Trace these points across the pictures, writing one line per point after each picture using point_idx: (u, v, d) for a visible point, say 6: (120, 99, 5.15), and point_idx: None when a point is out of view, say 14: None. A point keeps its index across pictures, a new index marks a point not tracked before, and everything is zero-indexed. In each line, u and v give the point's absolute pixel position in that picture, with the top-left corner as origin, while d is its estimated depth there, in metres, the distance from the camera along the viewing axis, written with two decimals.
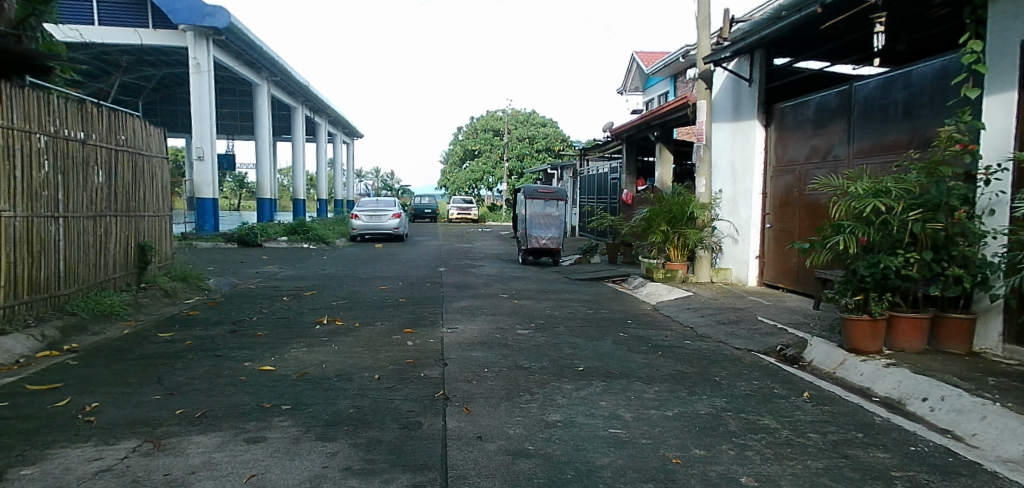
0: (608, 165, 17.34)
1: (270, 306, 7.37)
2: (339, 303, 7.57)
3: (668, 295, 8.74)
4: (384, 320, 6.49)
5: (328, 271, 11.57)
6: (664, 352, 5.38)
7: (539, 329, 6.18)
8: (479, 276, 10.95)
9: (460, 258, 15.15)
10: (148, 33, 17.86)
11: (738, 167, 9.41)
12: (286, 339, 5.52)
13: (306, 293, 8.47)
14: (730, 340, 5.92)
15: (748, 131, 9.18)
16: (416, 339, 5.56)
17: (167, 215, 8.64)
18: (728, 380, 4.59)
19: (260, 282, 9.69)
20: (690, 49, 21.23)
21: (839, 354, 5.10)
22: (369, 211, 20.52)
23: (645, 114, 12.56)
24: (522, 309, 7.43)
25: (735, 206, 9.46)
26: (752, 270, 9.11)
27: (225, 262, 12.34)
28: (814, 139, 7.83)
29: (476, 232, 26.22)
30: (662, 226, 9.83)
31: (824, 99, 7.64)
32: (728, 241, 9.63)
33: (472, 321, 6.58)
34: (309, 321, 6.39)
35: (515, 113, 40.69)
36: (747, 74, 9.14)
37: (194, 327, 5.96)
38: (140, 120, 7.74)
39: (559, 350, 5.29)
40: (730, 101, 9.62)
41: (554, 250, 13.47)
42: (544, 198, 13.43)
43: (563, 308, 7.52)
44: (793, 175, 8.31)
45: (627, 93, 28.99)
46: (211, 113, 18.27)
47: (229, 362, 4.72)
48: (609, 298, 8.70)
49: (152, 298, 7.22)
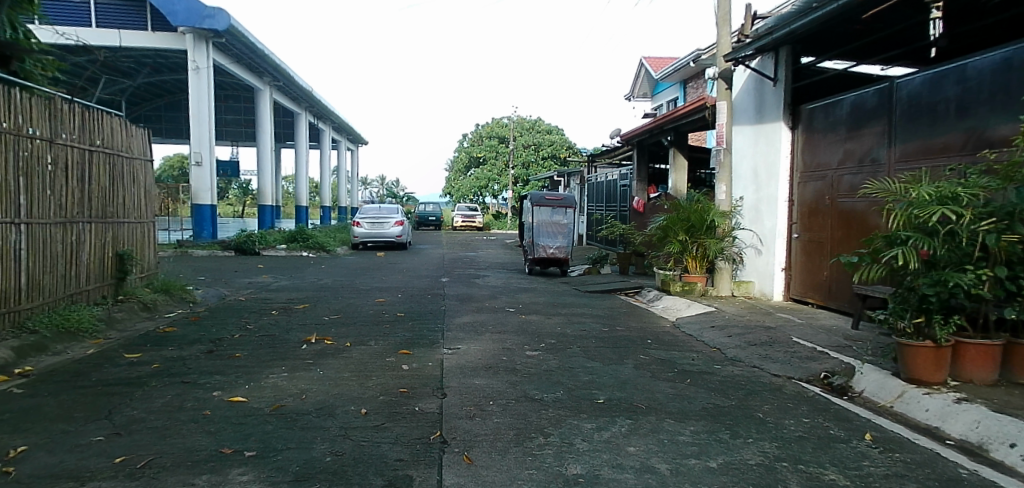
0: (618, 172, 16.71)
1: (257, 321, 6.77)
2: (332, 319, 6.97)
3: (688, 310, 8.10)
4: (378, 339, 5.86)
5: (326, 281, 10.98)
6: (694, 381, 4.73)
7: (550, 350, 5.55)
8: (485, 287, 10.32)
9: (464, 268, 14.54)
10: (141, 36, 17.41)
11: (762, 172, 8.78)
12: (266, 361, 4.90)
13: (298, 307, 7.87)
14: (765, 365, 5.28)
15: (773, 134, 8.55)
16: (412, 363, 4.93)
17: (150, 222, 8.07)
18: (773, 418, 3.95)
19: (252, 294, 9.10)
20: (701, 53, 20.67)
21: (895, 385, 4.49)
22: (371, 218, 19.92)
23: (657, 118, 11.96)
24: (530, 326, 6.79)
25: (758, 214, 8.82)
26: (777, 283, 8.45)
27: (218, 271, 11.79)
28: (848, 142, 7.21)
29: (480, 241, 25.59)
30: (679, 235, 9.18)
31: (859, 98, 7.04)
32: (751, 251, 8.97)
33: (476, 340, 5.96)
34: (296, 341, 5.76)
35: (521, 120, 40.22)
36: (771, 72, 8.52)
37: (166, 346, 5.36)
38: (120, 119, 7.20)
39: (574, 376, 4.65)
40: (752, 102, 9.00)
41: (562, 260, 12.82)
42: (551, 205, 12.86)
43: (576, 325, 6.88)
44: (823, 180, 7.68)
45: (636, 99, 28.44)
46: (210, 117, 17.77)
47: (195, 391, 4.10)
48: (624, 314, 8.06)
49: (128, 312, 6.63)
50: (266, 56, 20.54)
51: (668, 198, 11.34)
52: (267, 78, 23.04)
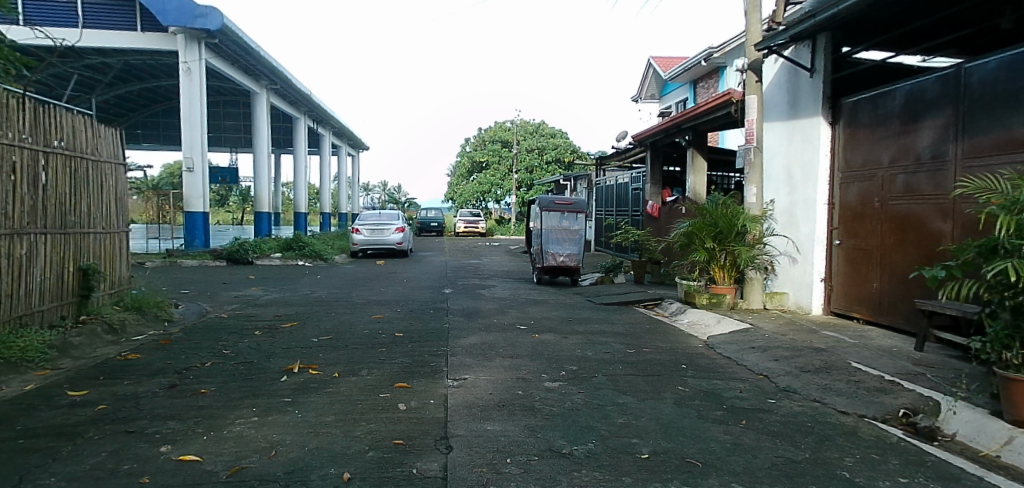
0: (629, 175, 15.93)
1: (235, 345, 5.97)
2: (322, 341, 6.16)
3: (718, 327, 7.28)
4: (372, 366, 5.07)
5: (320, 294, 10.19)
6: (751, 423, 3.91)
7: (572, 380, 4.75)
8: (492, 300, 9.50)
9: (468, 277, 13.75)
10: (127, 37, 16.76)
11: (797, 173, 7.99)
12: (236, 401, 4.11)
13: (285, 326, 7.06)
14: (829, 399, 4.47)
15: (809, 130, 7.76)
16: (410, 401, 4.13)
17: (123, 231, 7.31)
18: (865, 478, 3.11)
19: (238, 310, 8.30)
20: (714, 52, 19.90)
21: (999, 429, 3.65)
22: (370, 224, 19.15)
23: (675, 116, 11.16)
24: (545, 348, 5.98)
25: (793, 219, 8.01)
26: (816, 294, 7.63)
27: (205, 284, 11.02)
28: (903, 137, 6.43)
29: (484, 247, 24.77)
30: (706, 242, 8.36)
31: (916, 86, 6.25)
32: (784, 260, 8.15)
33: (486, 367, 5.16)
34: (274, 371, 4.95)
35: (524, 124, 39.47)
36: (808, 63, 7.75)
37: (122, 378, 4.56)
38: (84, 118, 6.44)
39: (607, 419, 3.85)
40: (784, 96, 8.22)
41: (573, 269, 12.03)
42: (561, 210, 12.08)
43: (597, 347, 6.07)
44: (871, 180, 6.90)
45: (643, 100, 27.70)
46: (203, 121, 17.04)
47: (136, 446, 3.29)
48: (648, 330, 7.26)
49: (89, 335, 5.82)
50: (262, 57, 19.72)
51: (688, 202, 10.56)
52: (265, 81, 22.27)
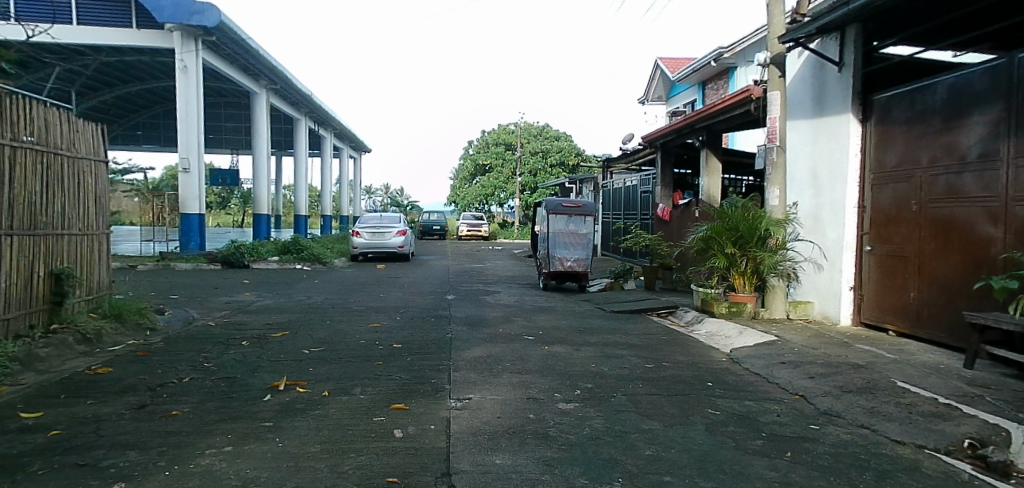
0: (638, 177, 15.45)
1: (219, 357, 5.48)
2: (314, 354, 5.67)
3: (740, 339, 6.77)
4: (366, 383, 4.59)
5: (316, 300, 9.70)
6: (798, 456, 3.40)
7: (589, 401, 4.24)
8: (497, 308, 9.00)
9: (471, 282, 13.26)
10: (112, 34, 16.31)
11: (823, 174, 7.50)
12: (210, 425, 3.61)
13: (275, 336, 6.56)
14: (881, 426, 3.95)
15: (837, 129, 7.27)
16: (406, 425, 3.64)
17: (103, 233, 6.83)
18: None
19: (228, 317, 7.81)
20: (723, 52, 19.51)
21: None
22: (371, 227, 18.68)
23: (689, 115, 10.68)
24: (556, 362, 5.48)
25: (819, 223, 7.51)
26: (845, 304, 7.13)
27: (196, 289, 10.55)
28: (946, 135, 5.94)
29: (487, 251, 24.33)
30: (725, 247, 7.85)
31: (961, 78, 5.77)
32: (809, 266, 7.65)
33: (492, 384, 4.67)
34: (257, 389, 4.45)
35: (528, 126, 39.07)
36: (835, 57, 7.28)
37: (85, 397, 4.07)
38: (59, 111, 5.98)
39: (633, 450, 3.35)
40: (809, 93, 7.76)
41: (581, 274, 11.55)
42: (568, 212, 11.56)
43: (612, 361, 5.56)
44: (907, 182, 6.41)
45: (650, 102, 27.24)
46: (199, 121, 16.60)
47: (84, 483, 2.79)
48: (665, 341, 6.75)
49: (58, 347, 5.33)
50: (261, 56, 19.25)
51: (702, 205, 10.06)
52: (264, 81, 21.84)
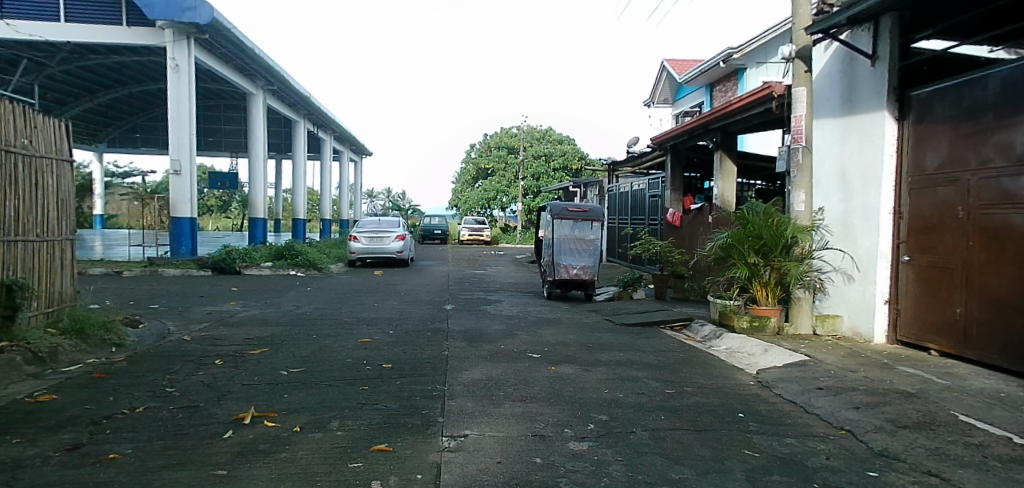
0: (646, 181, 14.84)
1: (184, 380, 4.86)
2: (293, 376, 5.05)
3: (766, 358, 6.16)
4: (347, 415, 3.98)
5: (306, 310, 9.12)
6: None
7: (603, 440, 3.61)
8: (498, 320, 8.38)
9: (472, 290, 12.65)
10: (101, 31, 15.79)
11: (854, 176, 6.88)
12: (149, 473, 2.99)
13: (253, 353, 5.94)
14: (953, 472, 3.30)
15: (870, 127, 6.66)
16: (385, 475, 3.01)
17: (66, 238, 6.23)
18: None
19: (207, 330, 7.21)
20: (733, 52, 18.91)
21: None
22: (369, 232, 18.12)
23: (702, 115, 10.09)
24: (564, 386, 4.87)
25: (849, 230, 6.91)
26: (879, 319, 6.51)
27: (180, 297, 9.98)
28: (999, 133, 5.31)
29: (488, 256, 23.69)
30: (747, 256, 7.23)
31: (1018, 69, 5.13)
32: (838, 277, 7.03)
33: (492, 416, 4.05)
34: (218, 422, 3.83)
35: (531, 130, 38.56)
36: (868, 49, 6.68)
37: (12, 434, 3.46)
38: (12, 104, 5.41)
39: None
40: (837, 89, 7.16)
41: (587, 282, 10.94)
42: (573, 217, 10.99)
43: (628, 386, 4.93)
44: (952, 185, 5.79)
45: (655, 105, 26.64)
46: (191, 122, 16.04)
47: None
48: (685, 360, 6.13)
49: (3, 368, 4.71)
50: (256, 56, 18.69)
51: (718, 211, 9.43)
52: (260, 82, 21.30)
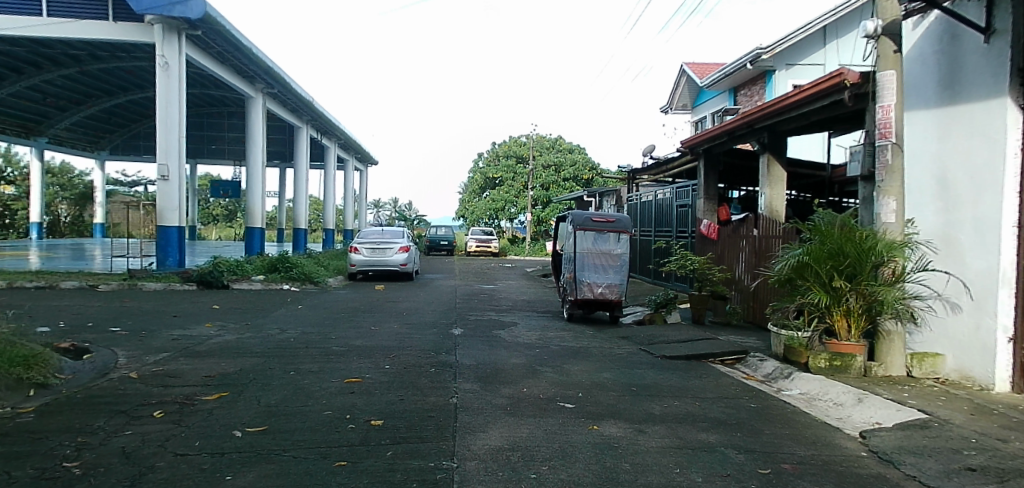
0: (672, 189, 13.51)
1: (98, 447, 3.56)
2: (247, 441, 3.72)
3: (862, 411, 4.80)
4: None
5: (293, 335, 7.83)
6: None
7: None
8: (515, 351, 7.02)
9: (482, 309, 11.32)
10: (86, 26, 14.71)
11: (960, 181, 5.53)
12: None
13: (206, 400, 4.64)
14: None
15: (985, 120, 5.32)
16: None
17: None
18: None
19: (163, 364, 5.89)
20: (762, 53, 17.51)
21: None
22: (371, 242, 16.87)
23: (747, 112, 8.72)
24: (616, 461, 3.52)
25: (954, 247, 5.58)
26: (1000, 361, 5.13)
27: (151, 318, 8.73)
28: None
29: (497, 270, 22.38)
30: (824, 277, 5.92)
31: None
32: (939, 306, 5.70)
33: None
34: None
35: (540, 138, 37.38)
36: (981, 21, 5.38)
37: None
38: None
39: None
40: (935, 74, 5.85)
41: (614, 303, 9.61)
42: (598, 229, 9.69)
43: (703, 461, 3.59)
44: None
45: (673, 111, 25.40)
46: (180, 124, 14.88)
47: None
48: (758, 413, 4.77)
49: None
50: (254, 54, 17.51)
51: (788, 234, 7.93)
52: (260, 85, 20.14)
